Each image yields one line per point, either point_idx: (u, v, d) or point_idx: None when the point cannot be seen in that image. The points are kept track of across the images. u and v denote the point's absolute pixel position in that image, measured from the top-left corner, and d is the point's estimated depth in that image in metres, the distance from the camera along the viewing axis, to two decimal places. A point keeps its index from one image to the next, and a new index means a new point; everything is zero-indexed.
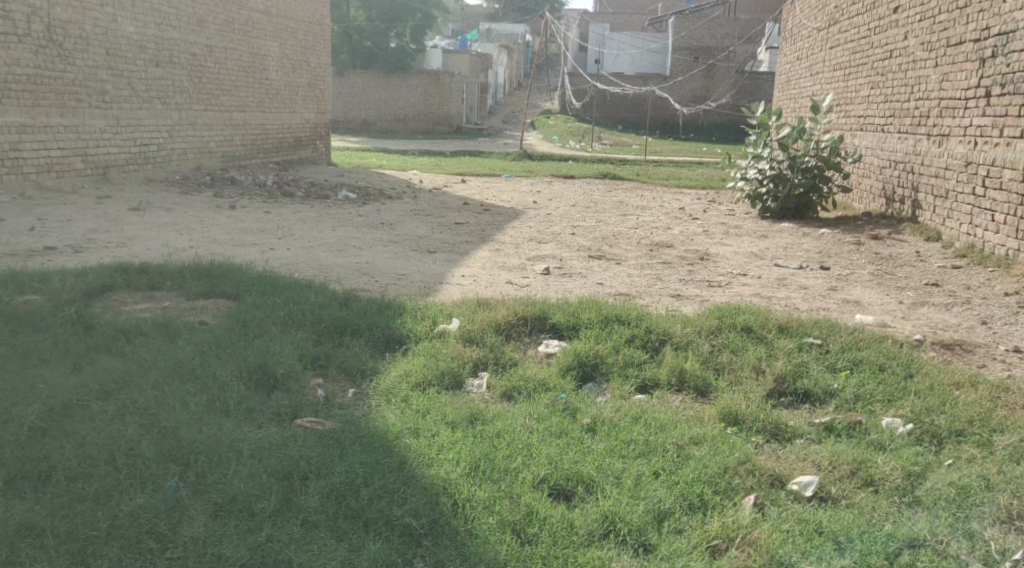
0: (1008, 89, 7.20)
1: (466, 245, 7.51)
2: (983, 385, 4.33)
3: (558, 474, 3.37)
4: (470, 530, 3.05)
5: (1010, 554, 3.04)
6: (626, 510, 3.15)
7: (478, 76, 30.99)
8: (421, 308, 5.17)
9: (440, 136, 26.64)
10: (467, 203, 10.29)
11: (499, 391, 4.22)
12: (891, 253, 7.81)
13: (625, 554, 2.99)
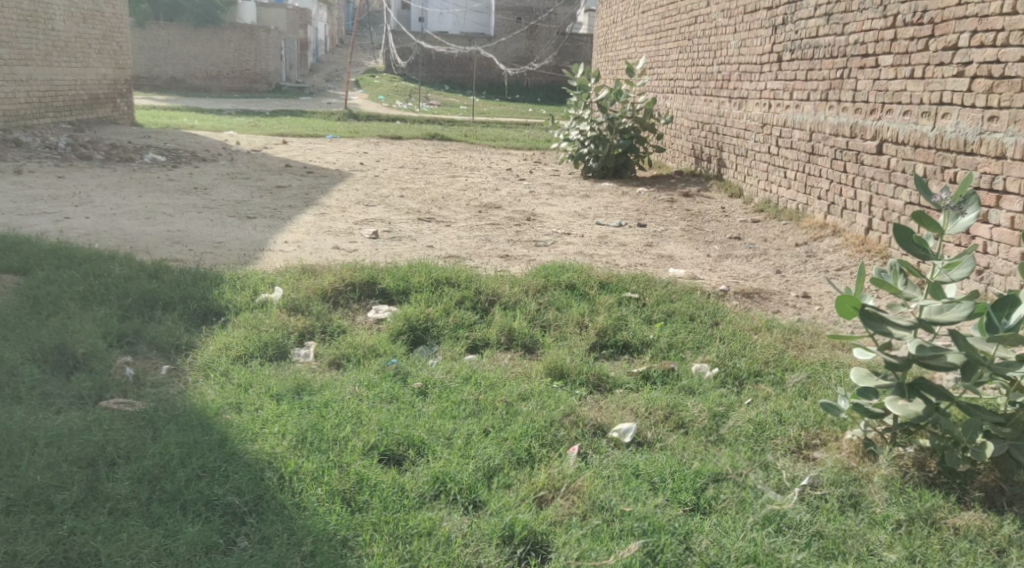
0: (796, 55, 7.74)
1: (287, 210, 7.34)
2: (777, 329, 4.77)
3: (389, 439, 3.41)
4: (297, 503, 3.05)
5: (799, 480, 3.37)
6: (456, 469, 3.25)
7: (294, 31, 29.99)
8: (242, 278, 5.04)
9: (258, 93, 25.71)
10: (287, 165, 10.02)
11: (325, 359, 4.20)
12: (699, 210, 8.35)
13: (455, 512, 3.08)
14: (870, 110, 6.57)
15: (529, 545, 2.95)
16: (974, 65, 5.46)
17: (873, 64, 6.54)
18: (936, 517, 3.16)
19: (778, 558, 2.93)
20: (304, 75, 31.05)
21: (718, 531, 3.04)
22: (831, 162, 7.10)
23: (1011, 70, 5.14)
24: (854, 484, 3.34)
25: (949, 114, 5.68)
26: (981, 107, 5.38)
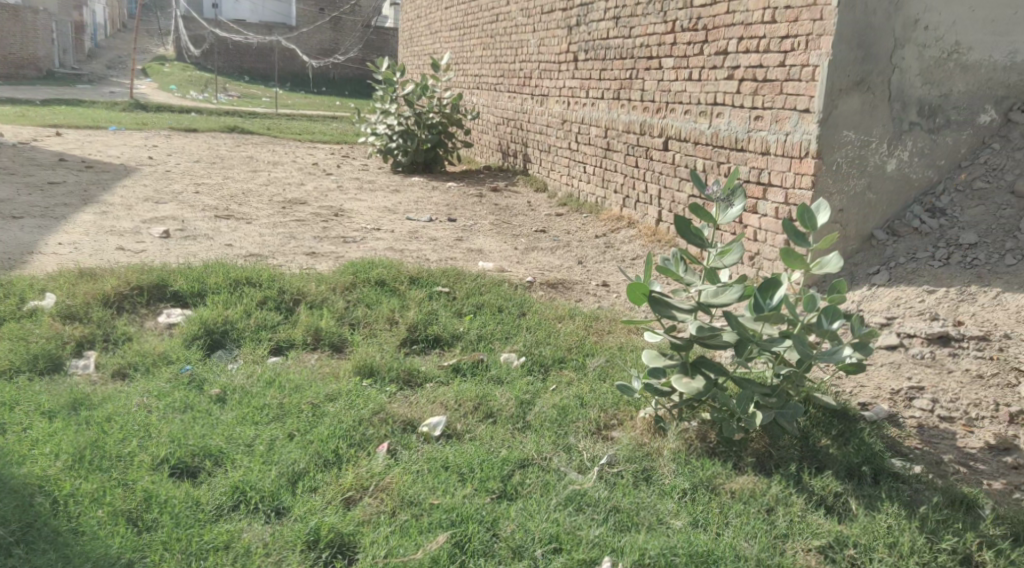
0: (590, 55, 8.06)
1: (64, 209, 6.83)
2: (579, 316, 4.99)
3: (181, 451, 3.29)
4: (74, 528, 2.88)
5: (598, 459, 3.61)
6: (257, 478, 3.18)
7: (69, 14, 27.90)
8: (6, 285, 4.67)
9: (25, 79, 23.74)
10: (64, 160, 9.31)
11: (108, 370, 3.98)
12: (506, 204, 8.57)
13: (256, 522, 3.02)
14: (656, 108, 6.95)
15: (335, 548, 2.93)
16: (741, 69, 5.90)
17: (657, 66, 6.92)
18: (717, 484, 3.52)
19: (578, 535, 3.08)
20: (79, 60, 28.81)
21: (523, 516, 3.15)
22: (625, 158, 7.49)
23: (772, 74, 5.61)
24: (646, 459, 3.64)
25: (722, 113, 6.12)
26: (748, 107, 5.83)
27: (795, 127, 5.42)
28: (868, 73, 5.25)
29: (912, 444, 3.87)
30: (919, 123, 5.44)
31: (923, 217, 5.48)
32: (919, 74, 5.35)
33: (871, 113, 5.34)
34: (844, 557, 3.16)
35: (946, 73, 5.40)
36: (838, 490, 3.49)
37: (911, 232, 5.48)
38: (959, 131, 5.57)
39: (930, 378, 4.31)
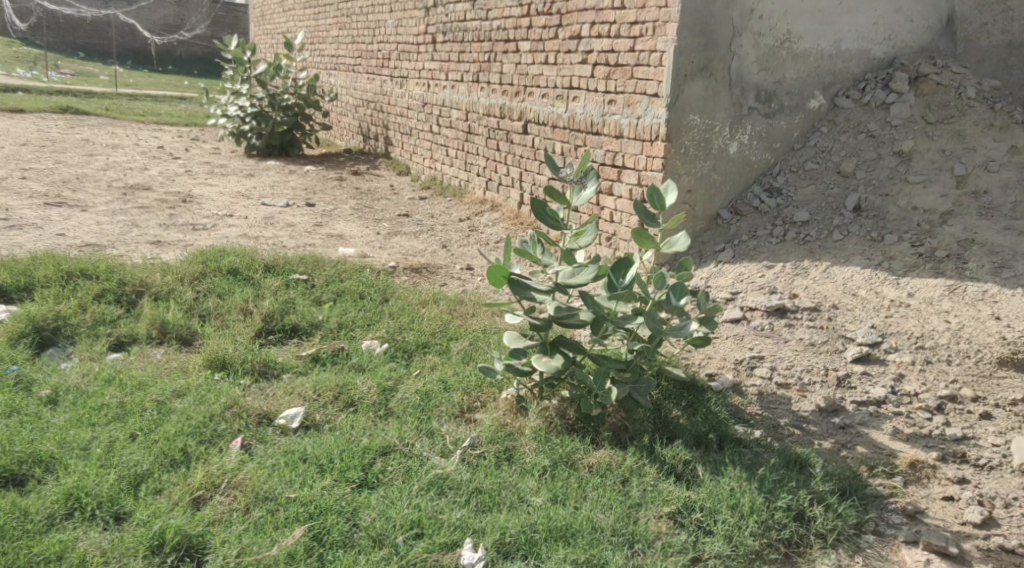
0: (448, 36, 8.01)
1: None
2: (443, 300, 4.98)
3: (7, 458, 3.09)
4: None
5: (461, 442, 3.63)
6: (94, 482, 3.03)
7: None
8: None
9: None
10: None
11: None
12: (369, 187, 8.45)
13: (94, 528, 2.88)
14: (514, 91, 6.99)
15: (182, 551, 2.83)
16: (594, 54, 6.00)
17: (514, 49, 6.95)
18: (575, 459, 3.60)
19: (439, 519, 3.09)
20: None
21: (384, 503, 3.13)
22: (486, 141, 7.50)
23: (623, 59, 5.73)
24: (508, 439, 3.68)
25: (578, 97, 6.22)
26: (602, 91, 5.95)
27: (645, 111, 5.57)
28: (710, 59, 5.43)
29: (753, 411, 4.09)
30: (756, 108, 5.70)
31: (763, 197, 5.78)
32: (755, 62, 5.56)
33: (713, 98, 5.52)
34: (691, 520, 3.32)
35: (779, 60, 5.64)
36: (686, 458, 3.65)
37: (752, 211, 5.76)
38: (792, 116, 5.86)
39: (769, 347, 4.55)
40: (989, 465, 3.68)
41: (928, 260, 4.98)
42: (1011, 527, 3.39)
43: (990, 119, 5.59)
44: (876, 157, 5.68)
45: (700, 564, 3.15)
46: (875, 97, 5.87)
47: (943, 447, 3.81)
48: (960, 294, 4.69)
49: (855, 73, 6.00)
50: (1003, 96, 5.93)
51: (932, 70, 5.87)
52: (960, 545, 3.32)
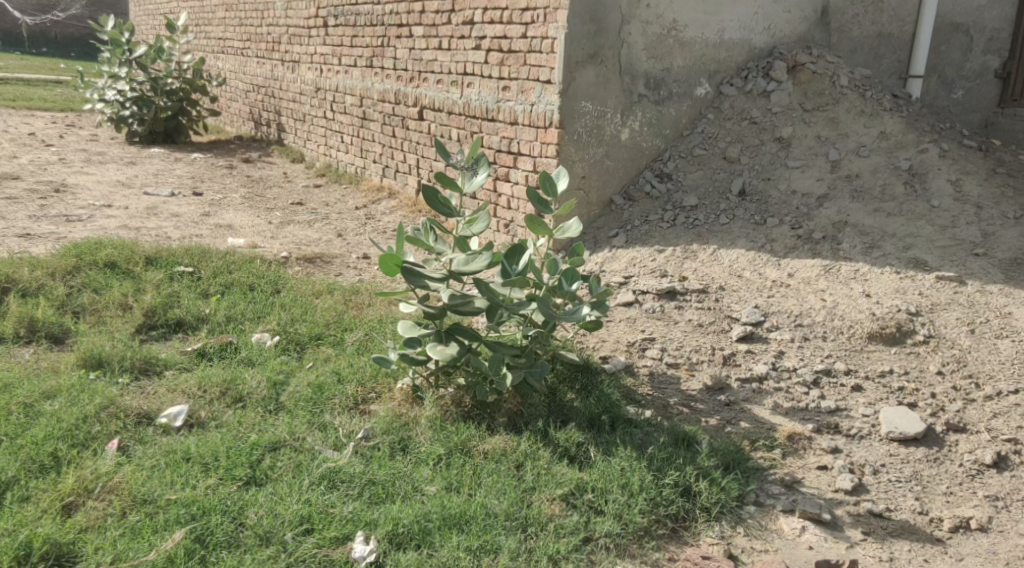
0: (339, 20, 7.84)
1: None
2: (339, 290, 4.90)
3: None
4: None
5: (354, 434, 3.59)
6: None
7: None
8: None
9: None
10: None
11: None
12: (261, 175, 8.24)
13: None
14: (409, 77, 6.91)
15: (51, 561, 2.77)
16: (487, 40, 5.98)
17: (407, 34, 6.86)
18: (470, 446, 3.61)
19: (330, 514, 3.08)
20: None
21: (272, 500, 3.10)
22: (382, 127, 7.40)
23: (516, 45, 5.73)
24: (403, 429, 3.65)
25: (472, 83, 6.19)
26: (496, 77, 5.94)
27: (539, 98, 5.59)
28: (600, 47, 5.48)
29: (644, 391, 4.18)
30: (646, 95, 5.79)
31: (653, 182, 5.90)
32: (644, 49, 5.64)
33: (604, 86, 5.58)
34: (583, 501, 3.38)
35: (667, 48, 5.73)
36: (579, 440, 3.71)
37: (643, 196, 5.87)
38: (680, 103, 5.98)
39: (659, 329, 4.65)
40: (860, 435, 3.87)
41: (806, 242, 5.19)
42: (879, 492, 3.58)
43: (860, 107, 5.87)
44: (759, 143, 5.87)
45: (591, 543, 3.22)
46: (756, 85, 6.04)
47: (818, 419, 3.98)
48: (835, 273, 4.91)
49: (737, 61, 6.15)
50: (873, 84, 6.22)
51: (808, 59, 6.08)
52: (833, 512, 3.48)
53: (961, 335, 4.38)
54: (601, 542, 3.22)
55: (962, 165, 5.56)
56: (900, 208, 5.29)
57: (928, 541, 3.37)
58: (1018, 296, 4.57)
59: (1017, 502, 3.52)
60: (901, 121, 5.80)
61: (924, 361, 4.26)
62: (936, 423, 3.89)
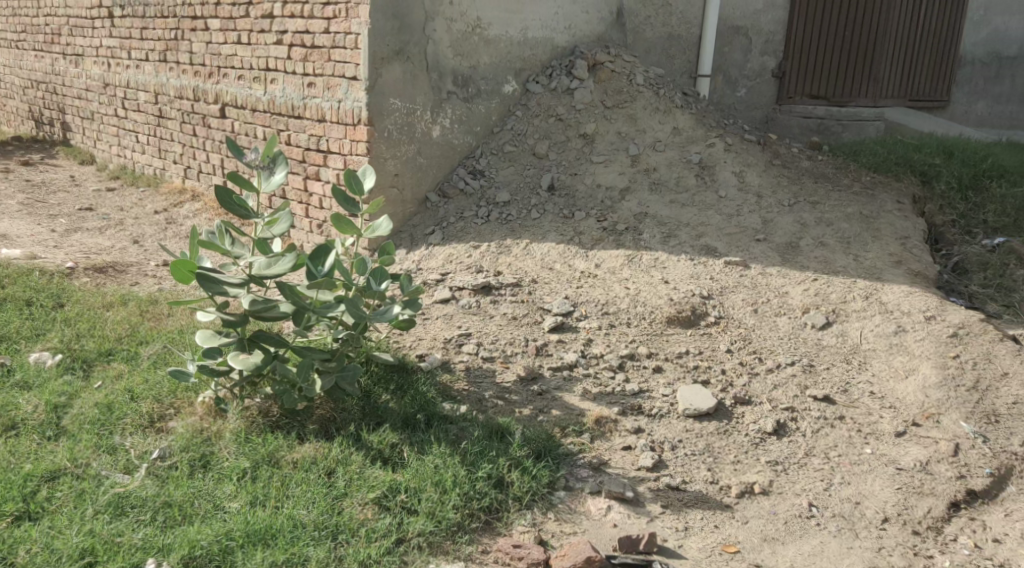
0: (126, 11, 7.36)
1: None
2: (133, 301, 4.61)
3: None
4: None
5: (148, 455, 3.42)
6: None
7: None
8: None
9: None
10: None
11: None
12: (44, 179, 7.64)
13: None
14: (207, 73, 6.60)
15: None
16: (289, 34, 5.79)
17: (202, 27, 6.54)
18: (278, 457, 3.49)
19: (116, 543, 2.95)
20: None
21: (48, 535, 2.95)
22: (180, 126, 7.04)
23: (319, 40, 5.59)
24: (203, 445, 3.49)
25: (276, 79, 5.99)
26: (301, 73, 5.78)
27: (345, 95, 5.47)
28: (405, 43, 5.43)
29: (459, 387, 4.17)
30: (455, 92, 5.77)
31: (466, 179, 5.88)
32: (450, 47, 5.62)
33: (411, 82, 5.53)
34: (396, 503, 3.35)
35: (472, 46, 5.75)
36: (393, 441, 3.66)
37: (457, 193, 5.84)
38: (489, 100, 6.00)
39: (475, 324, 4.65)
40: (660, 414, 4.05)
41: (610, 233, 5.38)
42: (676, 466, 3.78)
43: (655, 104, 6.15)
44: (565, 139, 6.01)
45: (403, 544, 3.21)
46: (561, 83, 6.15)
47: (623, 402, 4.13)
48: (637, 261, 5.13)
49: (542, 59, 6.22)
50: (667, 83, 6.52)
51: (607, 58, 6.27)
52: (635, 489, 3.64)
53: (746, 315, 4.70)
54: (414, 542, 3.21)
55: (744, 158, 5.95)
56: (692, 199, 5.60)
57: (718, 509, 3.59)
58: (793, 276, 4.96)
59: (794, 465, 3.81)
60: (692, 118, 6.13)
61: (715, 341, 4.53)
62: (726, 397, 4.14)
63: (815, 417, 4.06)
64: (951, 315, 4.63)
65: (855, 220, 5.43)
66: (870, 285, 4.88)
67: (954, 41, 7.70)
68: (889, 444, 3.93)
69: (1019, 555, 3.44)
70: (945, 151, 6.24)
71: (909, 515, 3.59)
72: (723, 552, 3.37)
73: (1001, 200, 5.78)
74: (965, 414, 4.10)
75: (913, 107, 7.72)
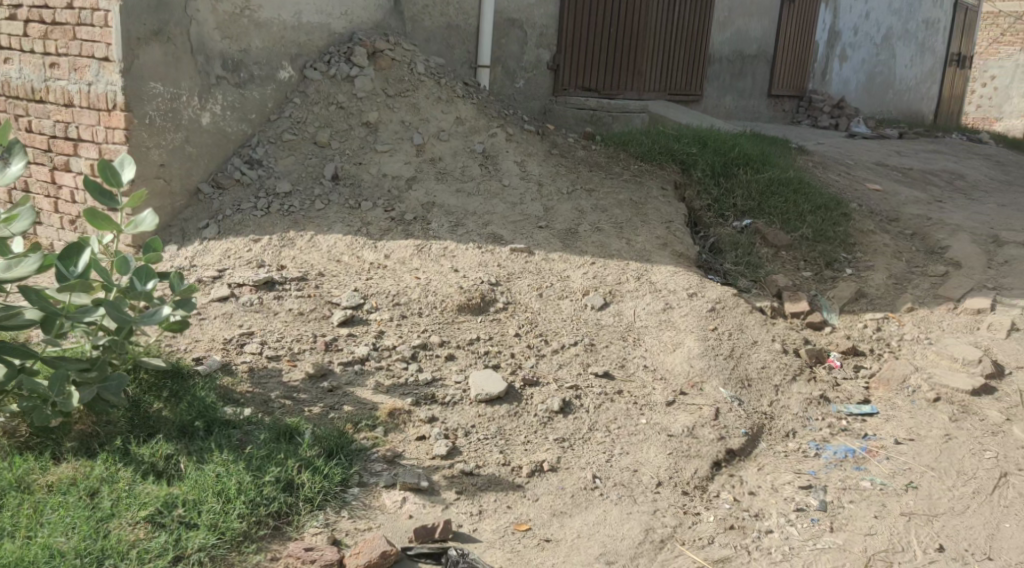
0: None
1: None
2: None
3: None
4: None
5: None
6: None
7: None
8: None
9: None
10: None
11: None
12: None
13: None
14: None
15: None
16: (24, 9, 5.26)
17: None
18: (28, 482, 3.20)
19: None
20: None
21: None
22: None
23: (61, 16, 5.12)
24: None
25: (10, 59, 5.42)
26: (40, 53, 5.27)
27: (96, 77, 5.04)
28: (164, 22, 5.06)
29: (243, 390, 3.93)
30: (224, 77, 5.44)
31: (243, 169, 5.55)
32: (216, 28, 5.30)
33: (174, 65, 5.15)
34: (172, 518, 3.11)
35: (241, 29, 5.44)
36: (168, 452, 3.42)
37: (234, 183, 5.50)
38: (263, 86, 5.69)
39: (258, 322, 4.40)
40: (453, 401, 4.03)
41: (398, 223, 5.29)
42: (469, 451, 3.77)
43: (437, 94, 6.11)
44: (347, 128, 5.83)
45: (182, 562, 2.99)
46: (340, 70, 5.94)
47: (416, 392, 4.07)
48: (426, 251, 5.08)
49: (319, 45, 5.99)
50: (447, 72, 6.49)
51: (386, 47, 6.14)
52: (430, 478, 3.59)
53: (532, 299, 4.79)
54: (194, 558, 3.00)
55: (524, 147, 6.06)
56: (477, 188, 5.62)
57: (510, 489, 3.62)
58: (573, 261, 5.13)
59: (579, 440, 3.92)
60: (473, 108, 6.15)
61: (504, 326, 4.57)
62: (515, 380, 4.19)
63: (596, 394, 4.19)
64: (709, 292, 4.95)
65: (627, 206, 5.66)
66: (641, 267, 5.13)
67: (703, 38, 8.65)
68: (661, 413, 4.13)
69: (770, 504, 3.70)
70: (699, 141, 6.46)
71: (679, 478, 3.78)
72: (516, 531, 3.41)
73: (746, 185, 6.08)
74: (723, 380, 4.41)
75: (671, 99, 8.53)
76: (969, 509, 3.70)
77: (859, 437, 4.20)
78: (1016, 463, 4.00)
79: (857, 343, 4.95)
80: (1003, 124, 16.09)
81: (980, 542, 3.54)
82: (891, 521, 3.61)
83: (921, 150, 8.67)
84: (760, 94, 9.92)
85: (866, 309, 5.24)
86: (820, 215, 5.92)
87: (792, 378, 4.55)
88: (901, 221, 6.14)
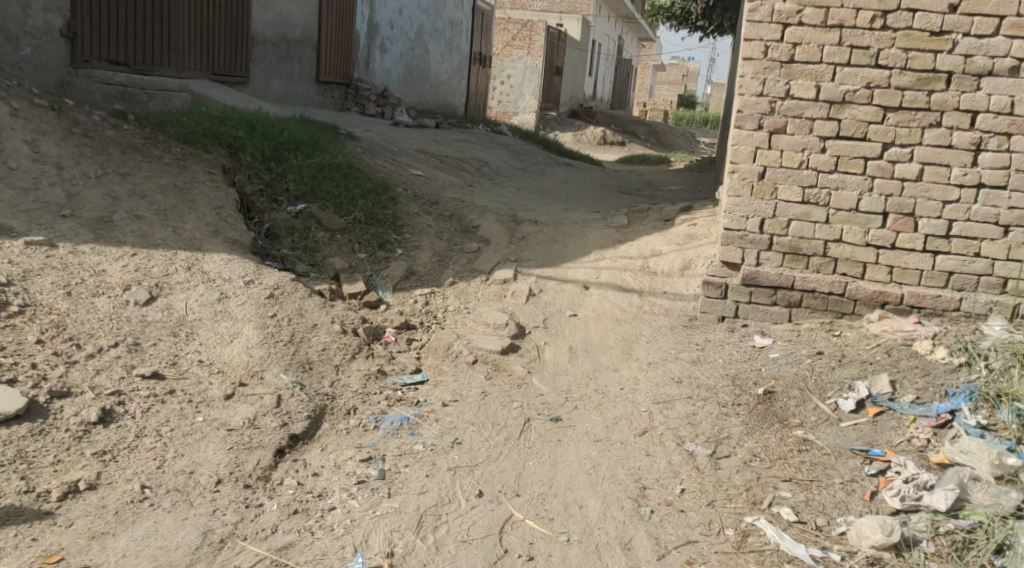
0: None
1: None
2: None
3: None
4: None
5: None
6: None
7: None
8: None
9: None
10: None
11: None
12: None
13: None
14: None
15: None
16: None
17: None
18: None
19: None
20: None
21: None
22: None
23: None
24: None
25: None
26: None
27: None
28: None
29: None
30: None
31: None
32: None
33: None
34: None
35: None
36: None
37: None
38: None
39: None
40: None
41: None
42: None
43: None
44: None
45: None
46: None
47: None
48: None
49: None
50: None
51: None
52: None
53: (58, 299, 4.27)
54: None
55: (35, 124, 5.34)
56: None
57: (36, 519, 3.21)
58: (109, 253, 4.68)
59: (123, 451, 3.60)
60: None
61: (21, 332, 4.00)
62: (39, 394, 3.69)
63: (143, 397, 3.90)
64: (266, 278, 4.87)
65: (170, 191, 5.29)
66: (190, 256, 4.86)
67: (244, 20, 8.44)
68: (219, 409, 3.98)
69: (333, 482, 3.72)
70: (245, 124, 6.29)
71: (240, 471, 3.64)
72: (43, 565, 3.03)
73: (298, 170, 6.03)
74: (284, 366, 4.36)
75: (215, 79, 8.23)
76: (502, 455, 4.06)
77: (413, 405, 4.39)
78: (536, 408, 4.48)
79: (409, 318, 5.19)
80: (519, 119, 17.08)
81: (510, 483, 3.88)
82: (440, 477, 3.84)
83: (454, 139, 9.37)
84: (308, 80, 9.95)
85: (415, 287, 5.52)
86: (371, 200, 6.04)
87: (353, 356, 4.64)
88: (438, 203, 6.55)
